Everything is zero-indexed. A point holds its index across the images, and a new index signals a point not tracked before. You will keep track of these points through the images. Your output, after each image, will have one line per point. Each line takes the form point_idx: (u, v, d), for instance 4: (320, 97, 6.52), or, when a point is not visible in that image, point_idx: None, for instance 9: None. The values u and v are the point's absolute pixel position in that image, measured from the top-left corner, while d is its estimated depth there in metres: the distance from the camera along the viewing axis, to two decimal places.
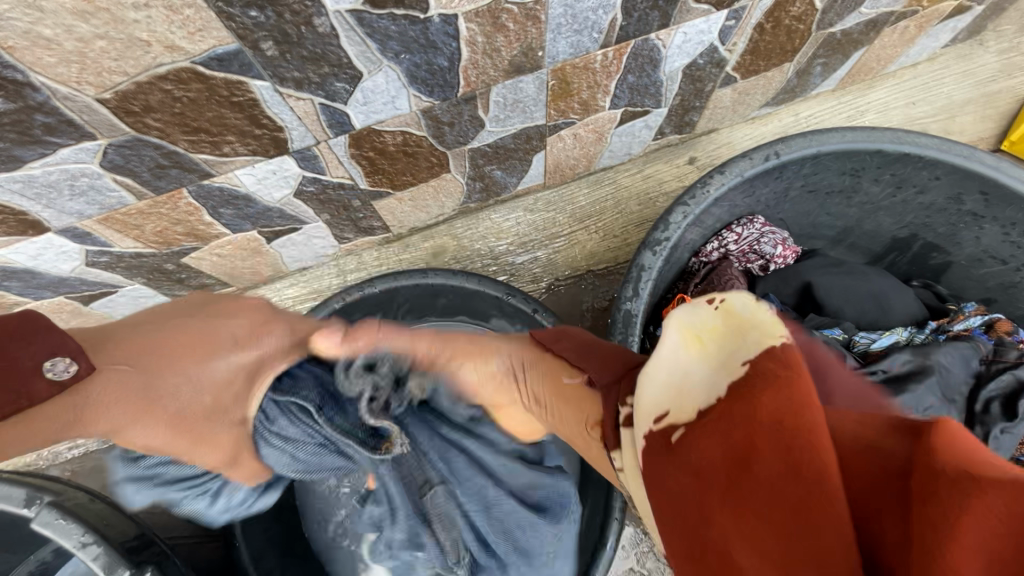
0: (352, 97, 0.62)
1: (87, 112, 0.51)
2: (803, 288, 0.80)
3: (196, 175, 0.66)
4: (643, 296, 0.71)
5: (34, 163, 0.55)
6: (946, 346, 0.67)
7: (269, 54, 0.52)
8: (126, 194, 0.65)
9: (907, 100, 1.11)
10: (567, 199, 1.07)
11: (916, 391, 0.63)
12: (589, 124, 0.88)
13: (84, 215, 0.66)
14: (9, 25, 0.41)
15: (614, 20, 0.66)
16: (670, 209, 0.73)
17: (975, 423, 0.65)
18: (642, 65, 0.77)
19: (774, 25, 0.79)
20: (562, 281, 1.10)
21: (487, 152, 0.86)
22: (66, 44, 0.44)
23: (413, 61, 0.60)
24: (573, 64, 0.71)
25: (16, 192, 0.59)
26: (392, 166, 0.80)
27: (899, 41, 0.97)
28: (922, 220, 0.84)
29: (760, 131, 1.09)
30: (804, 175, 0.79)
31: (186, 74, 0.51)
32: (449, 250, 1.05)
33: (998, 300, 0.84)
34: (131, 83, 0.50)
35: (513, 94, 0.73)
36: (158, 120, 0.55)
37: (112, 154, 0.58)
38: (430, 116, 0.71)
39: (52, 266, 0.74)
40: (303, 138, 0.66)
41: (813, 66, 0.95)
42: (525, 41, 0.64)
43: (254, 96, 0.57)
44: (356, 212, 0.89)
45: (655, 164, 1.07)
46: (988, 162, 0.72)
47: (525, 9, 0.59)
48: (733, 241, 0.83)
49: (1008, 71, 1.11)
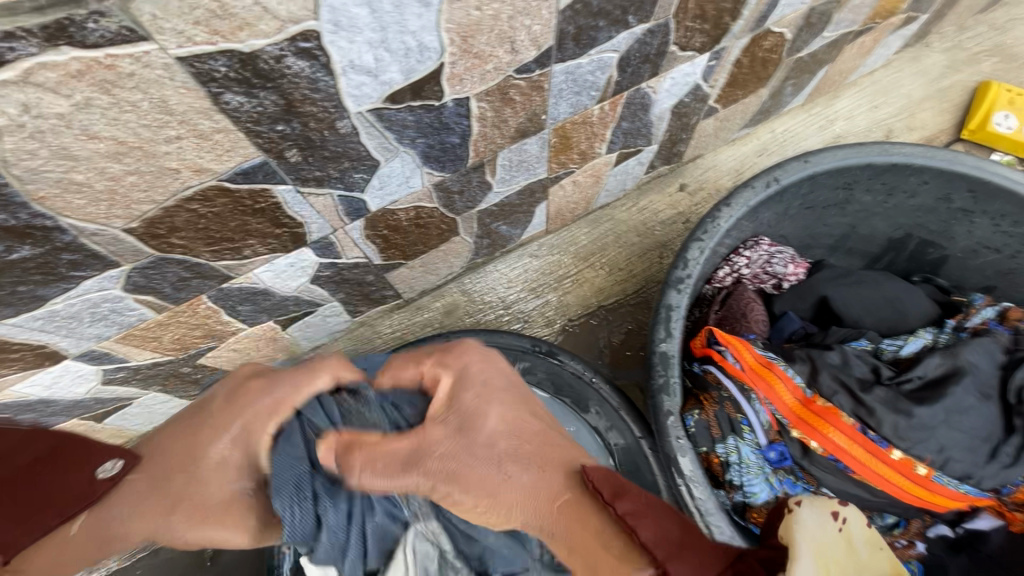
0: (370, 185, 0.63)
1: (113, 243, 0.50)
2: (819, 302, 0.83)
3: (216, 281, 0.65)
4: (676, 335, 0.71)
5: (57, 299, 0.54)
6: (972, 344, 0.70)
7: (292, 161, 0.52)
8: (146, 310, 0.63)
9: (871, 104, 1.17)
10: (568, 241, 1.09)
11: (955, 393, 0.65)
12: (587, 170, 0.90)
13: (103, 336, 0.64)
14: (42, 178, 0.40)
15: (609, 78, 0.68)
16: (685, 246, 0.76)
17: (1014, 414, 0.67)
18: (634, 112, 0.80)
19: (750, 58, 0.83)
20: (576, 321, 1.08)
21: (493, 211, 0.86)
22: (97, 185, 0.43)
23: (427, 143, 0.61)
24: (572, 121, 0.74)
25: (36, 328, 0.56)
26: (405, 240, 0.80)
27: (859, 54, 1.03)
28: (915, 221, 0.88)
29: (742, 151, 1.13)
30: (802, 195, 0.82)
31: (214, 191, 0.50)
32: (461, 306, 1.05)
33: (999, 287, 0.88)
34: (158, 209, 0.49)
35: (519, 156, 0.74)
36: (183, 239, 0.55)
37: (136, 276, 0.56)
38: (441, 189, 0.72)
39: (68, 391, 0.71)
40: (321, 229, 0.66)
41: (784, 88, 1.00)
42: (530, 109, 0.65)
43: (277, 200, 0.57)
44: (369, 286, 0.88)
45: (648, 196, 1.11)
46: (970, 163, 0.77)
47: (531, 82, 0.60)
48: (744, 265, 0.87)
49: (955, 67, 1.20)
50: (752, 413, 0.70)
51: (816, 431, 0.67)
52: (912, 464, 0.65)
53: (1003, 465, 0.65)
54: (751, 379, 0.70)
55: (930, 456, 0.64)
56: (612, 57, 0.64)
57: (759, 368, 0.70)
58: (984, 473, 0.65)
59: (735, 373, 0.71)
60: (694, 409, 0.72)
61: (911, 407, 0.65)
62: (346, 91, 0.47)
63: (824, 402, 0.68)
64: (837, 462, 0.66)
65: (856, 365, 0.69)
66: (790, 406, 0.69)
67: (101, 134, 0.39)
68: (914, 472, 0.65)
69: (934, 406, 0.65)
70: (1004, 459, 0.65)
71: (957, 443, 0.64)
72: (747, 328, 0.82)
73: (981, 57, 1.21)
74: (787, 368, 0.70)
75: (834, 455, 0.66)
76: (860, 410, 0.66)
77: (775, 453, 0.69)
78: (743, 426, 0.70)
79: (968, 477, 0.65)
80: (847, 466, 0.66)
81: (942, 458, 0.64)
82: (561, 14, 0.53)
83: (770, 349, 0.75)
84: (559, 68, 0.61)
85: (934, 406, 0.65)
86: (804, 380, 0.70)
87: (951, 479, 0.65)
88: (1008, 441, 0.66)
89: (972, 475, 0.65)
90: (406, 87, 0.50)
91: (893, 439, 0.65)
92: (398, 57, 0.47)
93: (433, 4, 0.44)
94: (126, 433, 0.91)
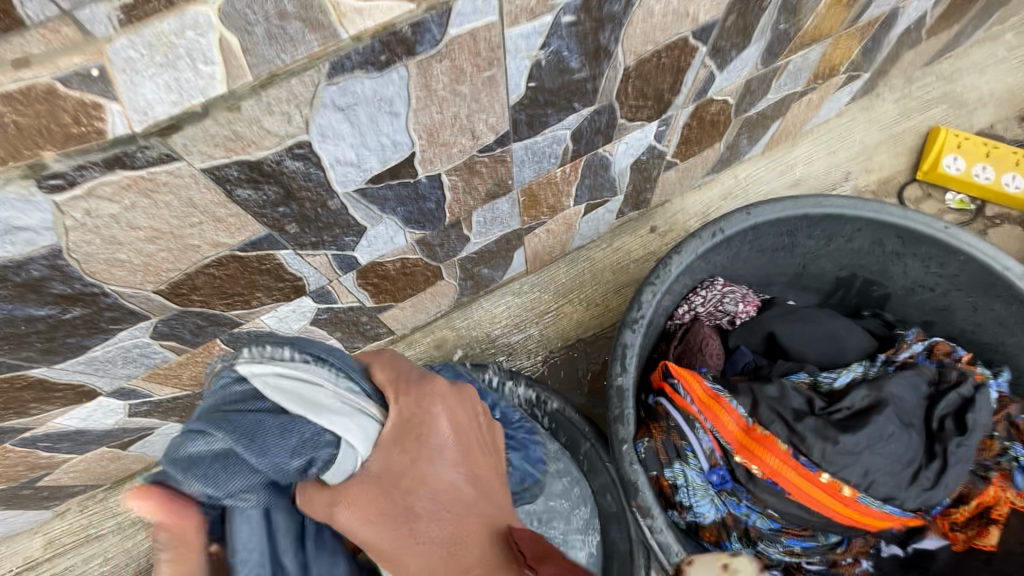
0: (359, 244, 0.74)
1: (145, 302, 0.61)
2: (767, 338, 0.92)
3: (227, 326, 0.75)
4: (631, 370, 0.80)
5: (97, 346, 0.65)
6: (896, 377, 0.78)
7: (292, 232, 0.63)
8: (169, 352, 0.74)
9: (828, 150, 1.27)
10: (548, 280, 1.19)
11: (878, 422, 0.73)
12: (559, 220, 1.00)
13: (131, 375, 0.75)
14: (95, 259, 0.52)
15: (565, 148, 0.79)
16: (640, 290, 0.85)
17: (935, 440, 0.75)
18: (595, 171, 0.90)
19: (699, 121, 0.94)
20: (557, 353, 1.17)
21: (474, 258, 0.97)
22: (135, 261, 0.55)
23: (407, 210, 0.72)
24: (538, 183, 0.84)
25: (79, 371, 0.67)
26: (394, 285, 0.91)
27: (808, 108, 1.13)
28: (857, 262, 0.96)
29: (708, 195, 1.23)
30: (749, 241, 0.92)
31: (227, 258, 0.61)
32: (450, 341, 1.15)
33: (937, 321, 0.95)
34: (182, 275, 0.60)
35: (491, 213, 0.85)
36: (201, 295, 0.65)
37: (161, 326, 0.67)
38: (423, 243, 0.83)
39: (99, 422, 0.82)
40: (318, 281, 0.77)
41: (739, 141, 1.10)
42: (496, 177, 0.76)
43: (280, 261, 0.68)
44: (364, 325, 0.99)
45: (621, 237, 1.21)
46: (896, 214, 0.85)
47: (494, 157, 0.71)
48: (700, 304, 0.96)
49: (906, 114, 1.29)
50: (695, 440, 0.78)
51: (755, 456, 0.75)
52: (839, 487, 0.72)
53: (923, 488, 0.73)
54: (699, 409, 0.78)
55: (856, 479, 0.72)
56: (565, 133, 0.75)
57: (707, 400, 0.78)
58: (906, 494, 0.73)
59: (682, 405, 0.79)
60: (643, 437, 0.80)
61: (838, 435, 0.72)
62: (333, 178, 0.58)
63: (763, 430, 0.75)
64: (773, 484, 0.74)
65: (792, 398, 0.77)
66: (734, 433, 0.77)
67: (141, 224, 0.51)
68: (839, 493, 0.72)
69: (858, 434, 0.72)
70: (925, 482, 0.73)
71: (881, 467, 0.72)
72: (702, 361, 0.91)
73: (930, 104, 1.30)
74: (732, 400, 0.78)
75: (771, 478, 0.74)
76: (793, 438, 0.74)
77: (717, 476, 0.78)
78: (687, 452, 0.78)
79: (892, 498, 0.73)
80: (783, 488, 0.74)
81: (867, 481, 0.72)
82: (513, 107, 0.63)
83: (718, 382, 0.83)
84: (518, 144, 0.72)
85: (859, 434, 0.72)
86: (746, 411, 0.77)
87: (876, 499, 0.73)
88: (930, 466, 0.73)
89: (896, 496, 0.73)
90: (384, 171, 0.61)
91: (823, 463, 0.72)
92: (376, 152, 0.58)
93: (401, 114, 0.55)
94: (145, 459, 1.02)
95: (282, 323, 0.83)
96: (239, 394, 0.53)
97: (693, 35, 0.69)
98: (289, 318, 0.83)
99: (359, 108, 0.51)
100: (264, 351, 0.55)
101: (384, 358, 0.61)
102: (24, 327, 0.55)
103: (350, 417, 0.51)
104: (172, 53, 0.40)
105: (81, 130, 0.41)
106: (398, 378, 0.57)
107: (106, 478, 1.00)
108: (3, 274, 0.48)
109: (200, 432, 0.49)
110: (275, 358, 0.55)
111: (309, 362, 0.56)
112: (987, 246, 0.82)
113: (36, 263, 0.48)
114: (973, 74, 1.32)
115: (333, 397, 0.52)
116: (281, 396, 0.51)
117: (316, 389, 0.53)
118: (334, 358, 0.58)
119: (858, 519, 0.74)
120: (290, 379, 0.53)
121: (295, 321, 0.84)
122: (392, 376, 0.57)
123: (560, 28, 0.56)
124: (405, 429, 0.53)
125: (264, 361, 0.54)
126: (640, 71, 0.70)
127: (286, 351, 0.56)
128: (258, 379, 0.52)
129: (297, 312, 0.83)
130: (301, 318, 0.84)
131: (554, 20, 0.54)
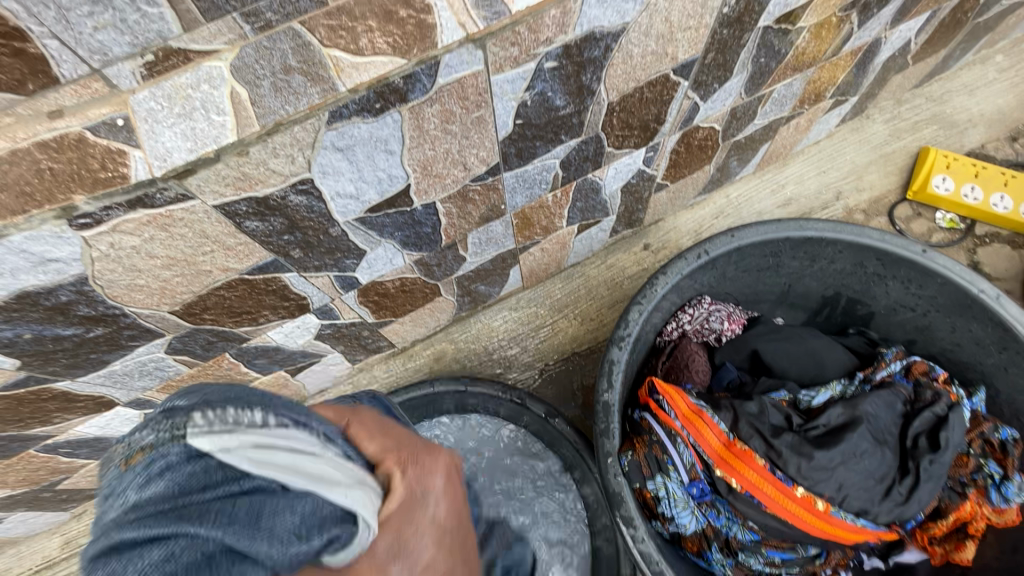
0: (360, 266, 0.79)
1: (161, 321, 0.66)
2: (751, 355, 0.95)
3: (236, 342, 0.80)
4: (617, 386, 0.84)
5: (116, 361, 0.70)
6: (872, 396, 0.81)
7: (296, 257, 0.68)
8: (182, 366, 0.79)
9: (819, 170, 1.30)
10: (544, 295, 1.23)
11: (851, 439, 0.76)
12: (552, 239, 1.05)
13: (146, 387, 0.80)
14: (117, 284, 0.57)
15: (556, 175, 0.83)
16: (627, 309, 0.89)
17: (908, 457, 0.78)
18: (586, 194, 0.95)
19: (686, 146, 0.98)
20: (552, 366, 1.21)
21: (470, 276, 1.01)
22: (153, 285, 0.60)
23: (404, 234, 0.76)
24: (530, 207, 0.89)
25: (99, 383, 0.73)
26: (394, 302, 0.95)
27: (797, 131, 1.17)
28: (841, 282, 0.99)
29: (700, 213, 1.27)
30: (734, 262, 0.95)
31: (236, 281, 0.66)
32: (449, 354, 1.19)
33: (919, 340, 0.98)
34: (195, 296, 0.65)
35: (486, 235, 0.90)
36: (212, 314, 0.70)
37: (175, 342, 0.72)
38: (421, 263, 0.88)
39: (116, 430, 0.87)
40: (321, 299, 0.82)
41: (729, 163, 1.14)
42: (489, 203, 0.81)
43: (285, 283, 0.72)
44: (366, 339, 1.03)
45: (615, 254, 1.25)
46: (876, 237, 0.88)
47: (486, 185, 0.76)
48: (687, 321, 1.00)
49: (896, 135, 1.32)
50: (676, 454, 0.81)
51: (735, 470, 0.78)
52: (813, 500, 0.76)
53: (895, 503, 0.76)
54: (682, 424, 0.81)
55: (829, 493, 0.75)
56: (554, 162, 0.79)
57: (690, 415, 0.81)
58: (879, 508, 0.76)
59: (665, 418, 0.83)
60: (627, 450, 0.83)
61: (813, 451, 0.76)
62: (334, 209, 0.63)
63: (742, 445, 0.79)
64: (752, 497, 0.77)
65: (770, 415, 0.81)
66: (716, 448, 0.80)
67: (159, 254, 0.56)
68: (813, 506, 0.75)
69: (832, 450, 0.75)
70: (897, 497, 0.76)
71: (854, 482, 0.75)
72: (688, 377, 0.94)
73: (920, 125, 1.33)
74: (714, 416, 0.81)
75: (749, 492, 0.77)
76: (771, 453, 0.77)
77: (697, 489, 0.81)
78: (668, 465, 0.81)
79: (864, 512, 0.76)
80: (761, 502, 0.77)
81: (840, 495, 0.75)
82: (502, 142, 0.68)
83: (701, 398, 0.86)
84: (510, 173, 0.77)
85: (832, 450, 0.75)
86: (727, 426, 0.81)
87: (849, 513, 0.76)
88: (902, 481, 0.76)
89: (868, 510, 0.76)
90: (382, 201, 0.66)
91: (797, 478, 0.75)
92: (374, 185, 0.63)
93: (396, 151, 0.59)
94: None
95: (287, 339, 0.87)
96: (195, 476, 0.34)
97: (674, 72, 0.74)
98: (294, 334, 0.87)
99: (357, 148, 0.56)
100: (224, 414, 0.37)
101: (362, 418, 0.47)
102: (51, 345, 0.60)
103: (363, 486, 0.38)
104: (188, 104, 0.45)
105: (107, 175, 0.46)
106: (396, 446, 0.45)
107: None
108: (35, 299, 0.53)
109: (154, 539, 0.33)
110: (250, 423, 0.37)
111: (286, 423, 0.38)
112: (962, 269, 0.85)
113: (64, 289, 0.54)
114: (963, 95, 1.35)
115: (330, 465, 0.38)
116: (277, 471, 0.35)
117: (313, 458, 0.38)
118: (305, 415, 0.41)
119: (833, 533, 0.76)
120: (272, 450, 0.36)
121: (298, 336, 0.89)
122: (387, 445, 0.44)
123: (543, 73, 0.60)
124: (411, 507, 0.40)
125: (224, 429, 0.36)
126: (624, 105, 0.75)
127: (251, 410, 0.38)
128: (230, 457, 0.35)
129: (300, 329, 0.87)
130: (305, 334, 0.89)
131: (537, 66, 0.58)
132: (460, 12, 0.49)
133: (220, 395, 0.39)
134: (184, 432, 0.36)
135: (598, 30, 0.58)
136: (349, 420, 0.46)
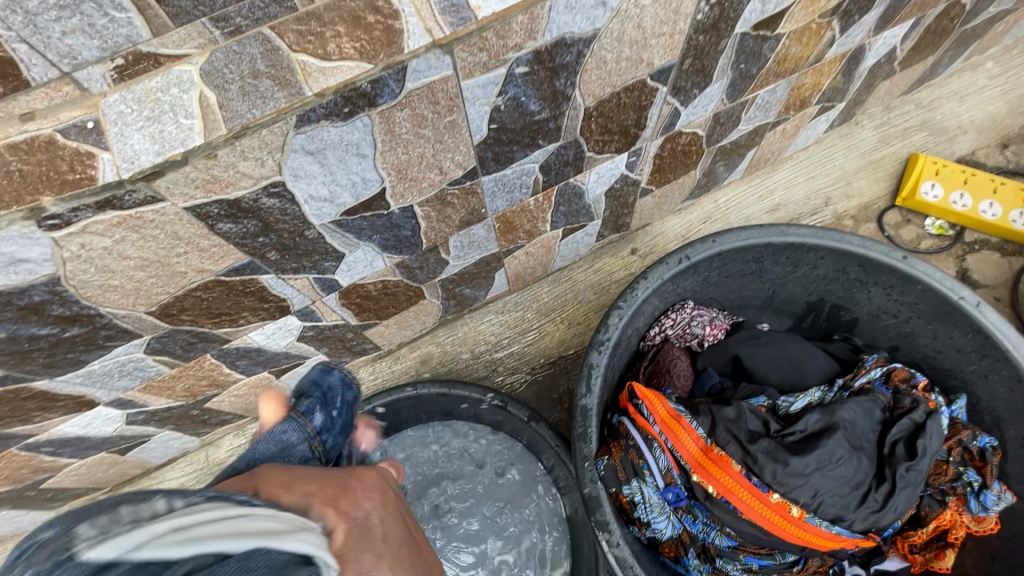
0: (339, 268, 0.79)
1: (138, 321, 0.67)
2: (733, 360, 0.95)
3: (216, 343, 0.81)
4: (595, 391, 0.84)
5: (95, 361, 0.70)
6: (849, 403, 0.81)
7: (273, 259, 0.69)
8: (162, 366, 0.80)
9: (807, 176, 1.30)
10: (531, 299, 1.23)
11: (828, 445, 0.76)
12: (537, 243, 1.05)
13: (128, 387, 0.81)
14: (90, 285, 0.57)
15: (536, 179, 0.84)
16: (608, 313, 0.89)
17: (886, 464, 0.78)
18: (568, 199, 0.95)
19: (670, 151, 0.98)
20: (539, 370, 1.22)
21: (454, 279, 1.02)
22: (127, 286, 0.60)
23: (383, 237, 0.77)
24: (512, 211, 0.89)
25: (78, 382, 0.73)
26: (376, 305, 0.96)
27: (784, 137, 1.17)
28: (824, 288, 0.99)
29: (688, 218, 1.27)
30: (716, 267, 0.95)
31: (212, 283, 0.67)
32: (435, 357, 1.19)
33: (902, 347, 0.98)
34: (171, 297, 0.66)
35: (468, 239, 0.90)
36: (190, 315, 0.71)
37: (154, 342, 0.73)
38: (402, 266, 0.88)
39: (99, 430, 0.88)
40: (302, 301, 0.82)
41: (716, 168, 1.14)
42: (469, 207, 0.81)
43: (263, 284, 0.73)
44: (350, 341, 1.04)
45: (602, 259, 1.24)
46: (857, 243, 0.88)
47: (464, 189, 0.76)
48: (670, 326, 1.00)
49: (886, 141, 1.32)
50: (652, 459, 0.81)
51: (710, 475, 0.78)
52: (788, 506, 0.75)
53: (871, 510, 0.76)
54: (660, 429, 0.81)
55: (804, 499, 0.75)
56: (533, 167, 0.80)
57: (668, 420, 0.81)
58: (855, 516, 0.76)
59: (643, 423, 0.83)
60: (603, 454, 0.83)
61: (789, 457, 0.76)
62: (309, 212, 0.64)
63: (719, 450, 0.78)
64: (728, 502, 0.77)
65: (748, 420, 0.80)
66: (693, 453, 0.79)
67: (132, 255, 0.57)
68: (788, 513, 0.75)
69: (807, 456, 0.75)
70: (873, 504, 0.76)
71: (830, 489, 0.75)
72: (669, 382, 0.94)
73: (910, 131, 1.33)
74: (692, 421, 0.81)
75: (725, 497, 0.77)
76: (747, 459, 0.77)
77: (672, 494, 0.82)
78: (644, 470, 0.81)
79: (840, 519, 0.76)
80: (737, 507, 0.77)
81: (816, 501, 0.75)
82: (477, 146, 0.68)
83: (680, 404, 0.86)
84: (488, 177, 0.77)
85: (808, 456, 0.75)
86: (705, 431, 0.81)
87: (824, 520, 0.76)
88: (878, 488, 0.77)
89: (844, 517, 0.76)
90: (357, 204, 0.67)
91: (773, 484, 0.75)
92: (348, 188, 0.63)
93: (369, 155, 0.60)
94: (143, 464, 1.07)
95: (268, 340, 0.88)
96: None
97: (651, 77, 0.74)
98: (275, 336, 0.88)
99: (328, 151, 0.57)
100: (117, 516, 0.34)
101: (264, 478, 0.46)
102: (27, 344, 0.61)
103: (310, 529, 0.39)
104: (157, 108, 0.46)
105: (76, 177, 0.47)
106: (318, 488, 0.45)
107: (106, 481, 1.06)
108: (9, 299, 0.54)
109: None
110: (159, 513, 0.36)
111: (196, 502, 0.38)
112: (942, 276, 0.84)
113: (37, 289, 0.54)
114: (953, 102, 1.34)
115: (265, 518, 0.38)
116: (203, 544, 0.34)
117: (252, 517, 0.38)
118: (211, 493, 0.40)
119: (809, 540, 0.76)
120: (189, 528, 0.35)
121: (281, 337, 0.89)
122: (321, 489, 0.45)
123: (515, 78, 0.61)
124: (360, 534, 0.42)
125: (126, 527, 0.34)
126: (601, 110, 0.75)
127: (156, 501, 0.37)
128: (145, 553, 0.33)
129: (281, 331, 0.88)
130: (287, 335, 0.90)
131: (508, 71, 0.59)
132: (427, 18, 0.50)
133: (100, 506, 0.36)
134: (73, 552, 0.32)
135: (568, 36, 0.59)
136: (255, 486, 0.45)
